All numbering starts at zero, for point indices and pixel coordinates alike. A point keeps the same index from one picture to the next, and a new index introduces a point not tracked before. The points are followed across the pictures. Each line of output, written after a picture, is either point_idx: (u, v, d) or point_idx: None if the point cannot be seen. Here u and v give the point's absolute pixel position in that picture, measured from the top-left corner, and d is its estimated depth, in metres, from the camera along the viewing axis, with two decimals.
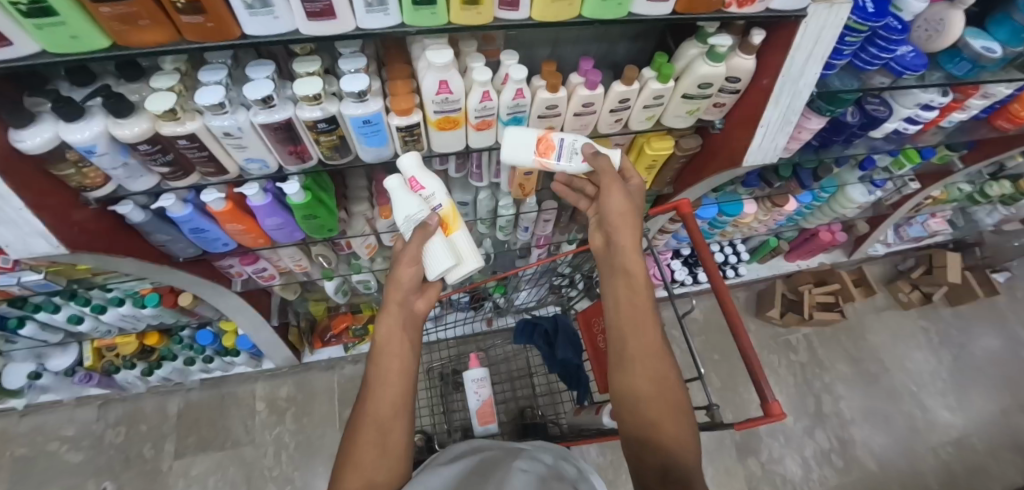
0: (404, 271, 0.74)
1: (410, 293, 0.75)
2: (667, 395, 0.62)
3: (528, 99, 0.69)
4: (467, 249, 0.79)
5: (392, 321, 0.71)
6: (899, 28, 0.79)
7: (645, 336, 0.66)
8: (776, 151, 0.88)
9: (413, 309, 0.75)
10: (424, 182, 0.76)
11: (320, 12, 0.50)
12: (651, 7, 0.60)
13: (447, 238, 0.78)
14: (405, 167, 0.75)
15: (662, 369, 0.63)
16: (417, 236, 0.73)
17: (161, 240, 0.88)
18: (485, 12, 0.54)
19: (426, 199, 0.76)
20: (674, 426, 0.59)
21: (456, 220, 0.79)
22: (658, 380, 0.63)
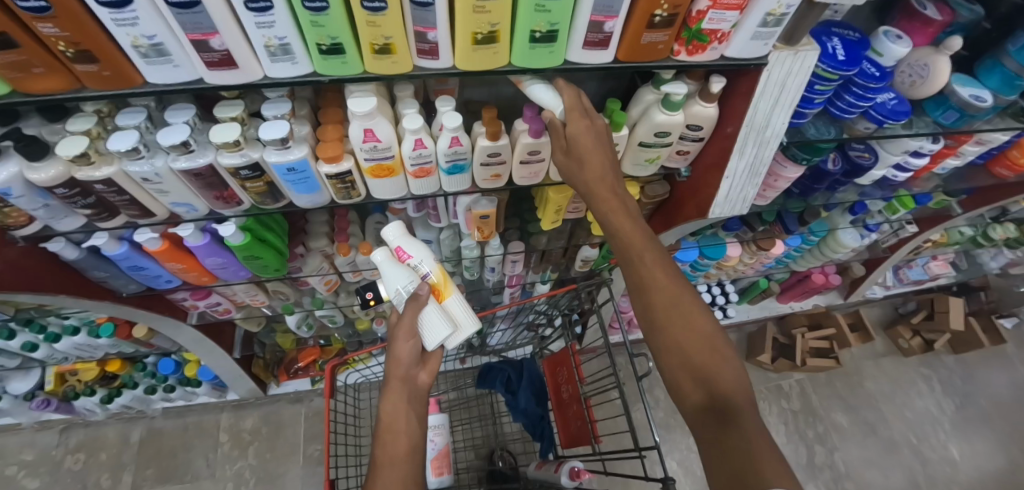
0: (401, 343, 0.70)
1: (411, 365, 0.70)
2: (707, 340, 0.55)
3: (467, 146, 0.65)
4: (462, 312, 0.76)
5: (397, 399, 0.68)
6: (876, 75, 0.73)
7: (668, 291, 0.58)
8: (745, 202, 0.83)
9: (416, 383, 0.70)
10: (411, 250, 0.76)
11: (219, 62, 0.48)
12: (588, 56, 0.56)
13: (441, 305, 0.75)
14: (392, 239, 0.77)
15: (694, 313, 0.57)
16: (411, 305, 0.71)
17: (100, 277, 0.83)
18: (403, 61, 0.51)
19: (415, 268, 0.76)
20: (725, 378, 0.52)
21: (447, 285, 0.77)
22: (693, 332, 0.56)
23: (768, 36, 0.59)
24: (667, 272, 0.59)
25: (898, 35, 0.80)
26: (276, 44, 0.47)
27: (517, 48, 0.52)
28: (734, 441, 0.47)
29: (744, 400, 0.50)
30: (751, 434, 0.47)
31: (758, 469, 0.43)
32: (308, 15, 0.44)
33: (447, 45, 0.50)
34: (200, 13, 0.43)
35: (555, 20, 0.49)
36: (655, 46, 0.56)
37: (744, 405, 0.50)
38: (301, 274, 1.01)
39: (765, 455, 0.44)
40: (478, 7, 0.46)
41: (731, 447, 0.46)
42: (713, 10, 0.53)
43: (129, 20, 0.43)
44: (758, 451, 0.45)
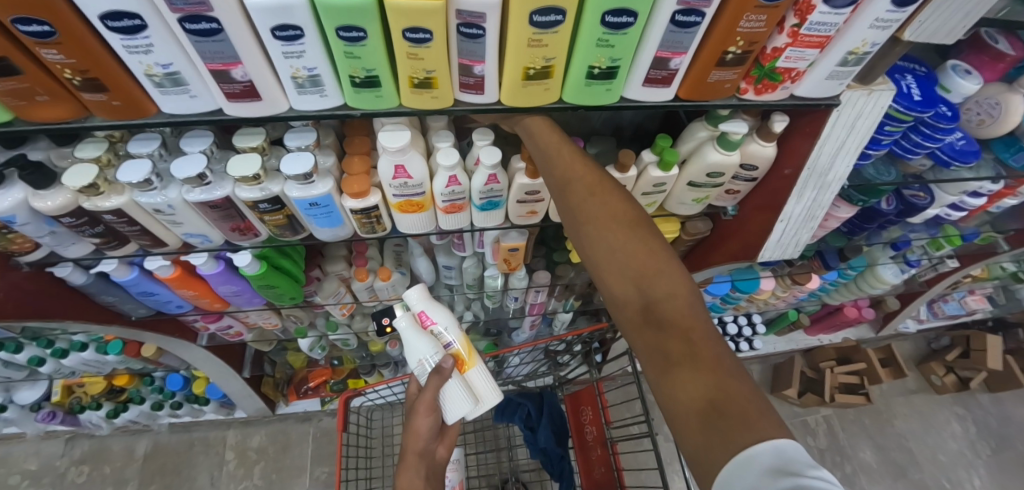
0: (421, 421, 0.72)
1: (429, 441, 0.73)
2: (650, 254, 0.47)
3: (503, 184, 0.59)
4: (485, 382, 0.76)
5: (415, 475, 0.72)
6: (950, 116, 0.67)
7: (610, 214, 0.50)
8: (797, 246, 0.77)
9: (433, 457, 0.75)
10: (434, 315, 0.75)
11: (241, 94, 0.43)
12: (647, 93, 0.50)
13: (463, 376, 0.75)
14: (414, 303, 0.75)
15: (630, 230, 0.48)
16: (433, 382, 0.70)
17: (107, 301, 0.75)
18: (444, 96, 0.46)
19: (438, 334, 0.75)
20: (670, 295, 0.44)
21: (470, 354, 0.76)
22: (631, 248, 0.47)
23: (846, 75, 0.53)
24: (599, 189, 0.51)
25: (967, 70, 0.74)
26: (304, 75, 0.42)
27: (571, 85, 0.47)
28: (690, 367, 0.39)
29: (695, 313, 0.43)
30: (708, 355, 0.40)
31: (725, 399, 0.36)
32: (342, 45, 0.39)
33: (494, 80, 0.45)
34: (222, 42, 0.38)
35: (618, 55, 0.43)
36: (722, 84, 0.50)
37: (697, 322, 0.42)
38: (317, 298, 0.96)
39: (728, 382, 0.38)
40: (533, 41, 0.40)
41: (691, 376, 0.39)
42: (792, 48, 0.47)
43: (142, 47, 0.39)
44: (719, 377, 0.38)
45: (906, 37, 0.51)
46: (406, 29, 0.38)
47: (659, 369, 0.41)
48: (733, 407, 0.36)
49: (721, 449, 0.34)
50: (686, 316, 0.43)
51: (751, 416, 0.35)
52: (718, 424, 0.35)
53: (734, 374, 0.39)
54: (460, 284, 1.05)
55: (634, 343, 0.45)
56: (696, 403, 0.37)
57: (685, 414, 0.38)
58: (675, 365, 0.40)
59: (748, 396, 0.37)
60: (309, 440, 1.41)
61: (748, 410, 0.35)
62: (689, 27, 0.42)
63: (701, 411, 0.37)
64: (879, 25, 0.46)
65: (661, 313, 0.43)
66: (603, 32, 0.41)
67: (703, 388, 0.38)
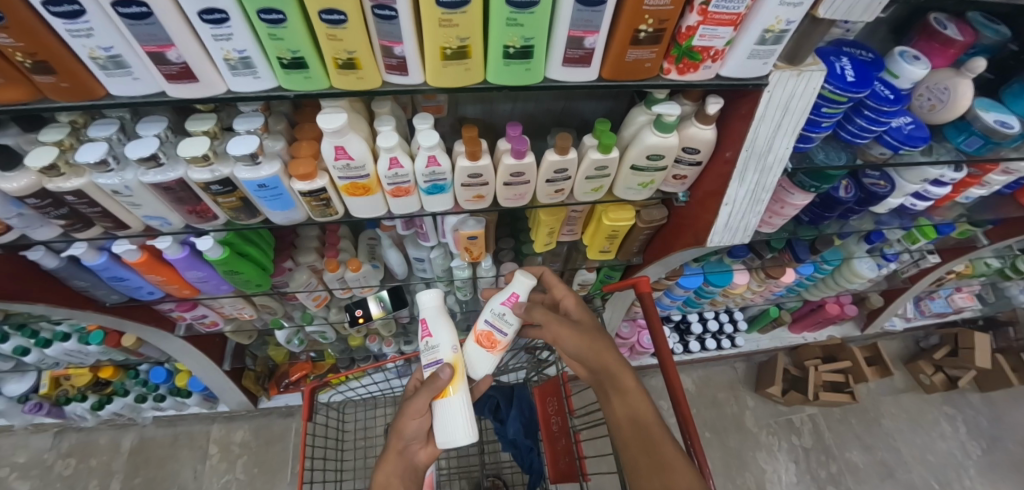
0: (409, 421, 0.76)
1: (412, 441, 0.76)
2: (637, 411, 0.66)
3: (445, 166, 0.62)
4: (462, 417, 0.77)
5: (391, 471, 0.72)
6: (890, 98, 0.69)
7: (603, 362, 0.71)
8: (747, 231, 0.78)
9: (414, 460, 0.76)
10: (434, 329, 0.83)
11: (178, 75, 0.47)
12: (570, 73, 0.52)
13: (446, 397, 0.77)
14: (424, 308, 0.84)
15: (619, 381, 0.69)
16: (424, 388, 0.75)
17: (80, 286, 0.78)
18: (371, 76, 0.49)
19: (430, 348, 0.82)
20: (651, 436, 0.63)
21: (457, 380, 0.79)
22: (632, 400, 0.67)
23: (767, 55, 0.55)
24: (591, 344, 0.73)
25: (916, 56, 0.75)
26: (235, 57, 0.45)
27: (491, 64, 0.49)
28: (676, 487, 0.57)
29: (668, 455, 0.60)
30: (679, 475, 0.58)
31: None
32: (265, 28, 0.42)
33: (416, 60, 0.48)
34: (153, 25, 0.41)
35: (530, 34, 0.46)
36: (642, 63, 0.53)
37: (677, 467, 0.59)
38: (288, 288, 0.97)
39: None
40: (444, 20, 0.43)
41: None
42: (704, 26, 0.50)
43: (83, 31, 0.42)
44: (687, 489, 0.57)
45: (821, 14, 0.53)
46: (321, 10, 0.41)
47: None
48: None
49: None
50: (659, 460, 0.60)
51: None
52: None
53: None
54: (433, 276, 1.07)
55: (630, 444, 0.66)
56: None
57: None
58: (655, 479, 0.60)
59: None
60: (291, 435, 1.43)
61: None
62: (595, 6, 0.45)
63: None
64: (789, 2, 0.49)
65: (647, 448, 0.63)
66: (511, 11, 0.43)
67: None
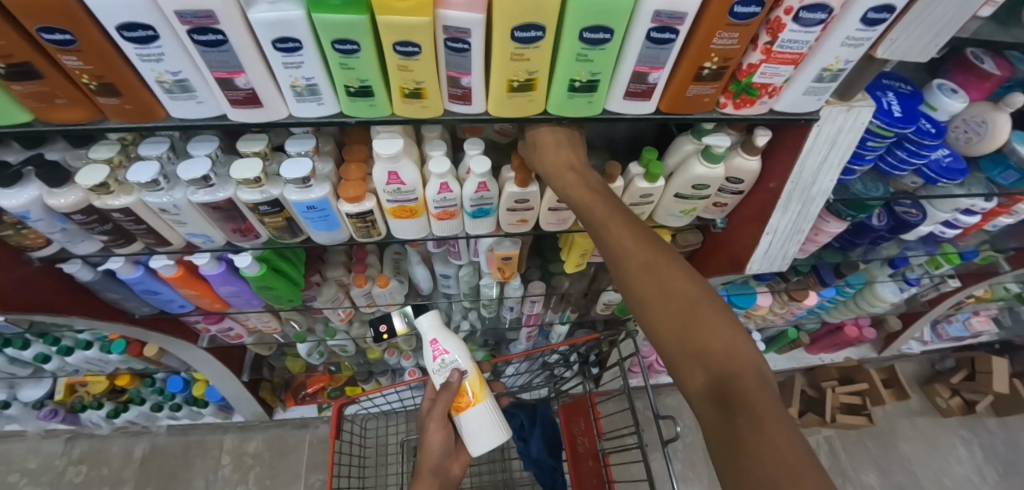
0: (434, 436, 0.73)
1: (443, 457, 0.73)
2: (686, 299, 0.46)
3: (494, 192, 0.61)
4: (488, 424, 0.74)
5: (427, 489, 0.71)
6: (933, 132, 0.69)
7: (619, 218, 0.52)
8: (786, 259, 0.78)
9: (448, 474, 0.74)
10: (446, 345, 0.74)
11: (244, 101, 0.47)
12: (629, 106, 0.52)
13: (473, 409, 0.73)
14: (428, 329, 0.75)
15: (642, 243, 0.50)
16: (442, 398, 0.71)
17: (112, 298, 0.77)
18: (434, 106, 0.48)
19: (447, 365, 0.74)
20: (705, 332, 0.44)
21: (481, 388, 0.74)
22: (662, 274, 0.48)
23: (823, 91, 0.55)
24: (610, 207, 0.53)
25: (953, 89, 0.76)
26: (303, 85, 0.45)
27: (554, 97, 0.49)
28: (754, 422, 0.37)
29: (743, 365, 0.42)
30: (763, 406, 0.38)
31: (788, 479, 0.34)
32: (338, 57, 0.42)
33: (481, 91, 0.48)
34: (227, 52, 0.41)
35: (597, 70, 0.46)
36: (701, 98, 0.53)
37: (761, 393, 0.39)
38: (316, 303, 0.96)
39: (767, 433, 0.36)
40: (516, 55, 0.43)
41: (727, 428, 0.39)
42: (766, 64, 0.50)
43: (155, 56, 0.42)
44: (777, 428, 0.37)
45: (880, 54, 0.53)
46: (397, 43, 0.41)
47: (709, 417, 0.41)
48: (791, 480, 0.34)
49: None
50: (730, 378, 0.41)
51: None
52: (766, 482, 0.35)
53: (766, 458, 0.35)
54: (457, 293, 1.06)
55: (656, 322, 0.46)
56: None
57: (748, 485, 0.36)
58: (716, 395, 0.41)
59: (786, 451, 0.35)
60: (305, 447, 1.41)
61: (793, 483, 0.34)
62: (665, 44, 0.45)
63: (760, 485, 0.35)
64: (851, 42, 0.49)
65: (700, 347, 0.43)
66: (582, 48, 0.44)
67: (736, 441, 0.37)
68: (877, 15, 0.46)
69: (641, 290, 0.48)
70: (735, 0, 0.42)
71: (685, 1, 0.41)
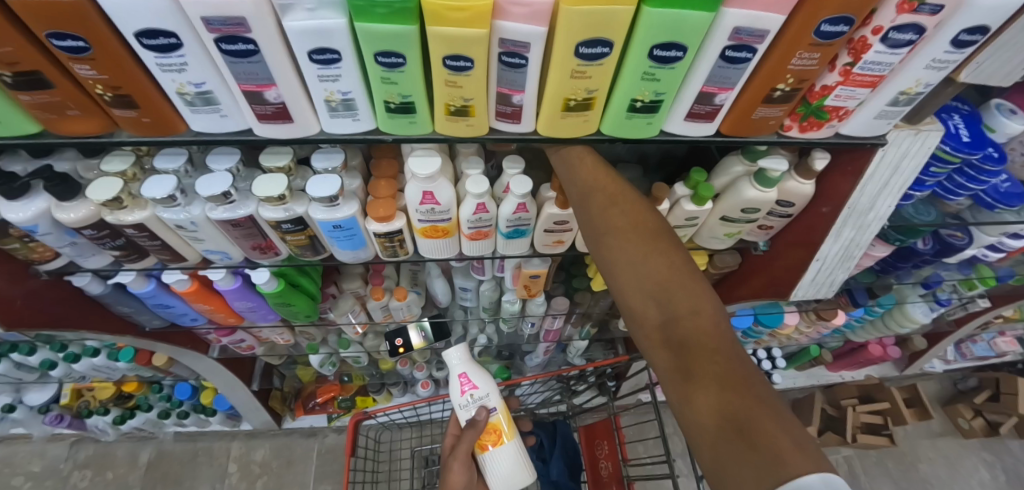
0: (456, 472, 0.69)
1: None
2: (648, 239, 0.46)
3: (532, 213, 0.57)
4: (513, 464, 0.73)
5: None
6: (997, 158, 0.64)
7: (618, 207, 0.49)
8: (832, 286, 0.74)
9: None
10: (477, 380, 0.74)
11: (273, 115, 0.42)
12: (689, 128, 0.48)
13: (500, 447, 0.72)
14: (459, 362, 0.75)
15: (640, 229, 0.46)
16: (469, 433, 0.70)
17: (123, 311, 0.73)
18: (480, 124, 0.44)
19: (475, 401, 0.73)
20: (665, 270, 0.43)
21: (510, 427, 0.74)
22: (657, 262, 0.44)
23: (896, 115, 0.51)
24: (617, 199, 0.49)
25: (1013, 109, 0.71)
26: (339, 99, 0.41)
27: (610, 117, 0.45)
28: (708, 356, 0.37)
29: (700, 302, 0.41)
30: (719, 343, 0.38)
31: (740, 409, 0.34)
32: (379, 71, 0.38)
33: (532, 110, 0.44)
34: (257, 63, 0.37)
35: (662, 89, 0.42)
36: (767, 121, 0.49)
37: (717, 331, 0.39)
38: (331, 315, 0.93)
39: (720, 366, 0.37)
40: (577, 72, 0.39)
41: (681, 360, 0.38)
42: (842, 86, 0.46)
43: (176, 66, 0.38)
44: (732, 363, 0.37)
45: (962, 77, 0.49)
46: (446, 57, 0.37)
47: (661, 353, 0.40)
48: (744, 411, 0.34)
49: (761, 477, 0.30)
50: (685, 313, 0.40)
51: (782, 446, 0.31)
52: (718, 409, 0.34)
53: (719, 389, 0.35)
54: (476, 306, 1.02)
55: (643, 314, 0.43)
56: (713, 428, 0.34)
57: (701, 418, 0.35)
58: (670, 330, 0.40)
59: (737, 384, 0.35)
60: (313, 457, 1.37)
61: (742, 410, 0.34)
62: (739, 63, 0.41)
63: (713, 416, 0.34)
64: (936, 65, 0.45)
65: (658, 283, 0.43)
66: (650, 66, 0.39)
67: (690, 374, 0.37)
68: (971, 37, 0.42)
69: (604, 232, 0.48)
70: (823, 18, 0.37)
71: (771, 17, 0.37)
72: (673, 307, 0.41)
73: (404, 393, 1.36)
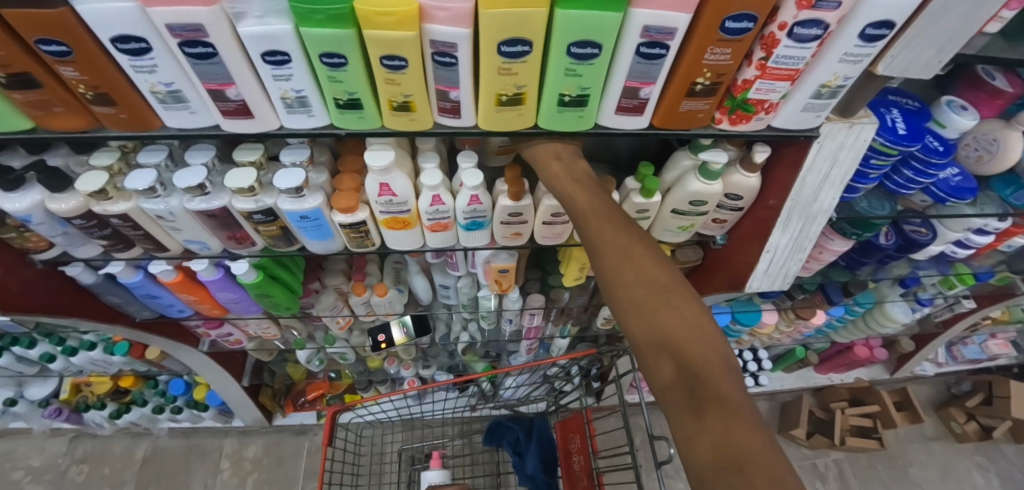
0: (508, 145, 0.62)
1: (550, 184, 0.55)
2: (600, 216, 0.49)
3: (486, 204, 0.61)
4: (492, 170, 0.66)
5: None
6: (941, 150, 0.67)
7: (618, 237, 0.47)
8: (788, 278, 0.77)
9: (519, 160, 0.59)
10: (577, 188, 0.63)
11: (235, 111, 0.47)
12: (621, 121, 0.52)
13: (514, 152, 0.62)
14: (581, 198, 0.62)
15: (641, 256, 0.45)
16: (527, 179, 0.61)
17: (113, 301, 0.78)
18: (423, 118, 0.49)
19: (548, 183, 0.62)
20: (700, 364, 0.37)
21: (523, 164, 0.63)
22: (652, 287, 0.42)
23: (822, 108, 0.54)
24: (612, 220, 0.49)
25: (963, 106, 0.73)
26: (293, 96, 0.46)
27: (544, 111, 0.49)
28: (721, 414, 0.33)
29: (702, 324, 0.39)
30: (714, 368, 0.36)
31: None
32: (326, 70, 0.43)
33: (470, 105, 0.48)
34: (217, 64, 0.42)
35: (587, 84, 0.46)
36: (694, 113, 0.52)
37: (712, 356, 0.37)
38: (314, 310, 0.96)
39: (729, 386, 0.35)
40: (503, 69, 0.43)
41: (684, 380, 0.36)
42: (761, 80, 0.49)
43: (147, 67, 0.42)
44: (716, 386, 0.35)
45: (880, 70, 0.52)
46: (383, 57, 0.41)
47: (653, 356, 0.39)
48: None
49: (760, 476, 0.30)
50: (700, 340, 0.38)
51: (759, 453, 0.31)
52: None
53: (750, 411, 0.34)
54: (457, 303, 1.05)
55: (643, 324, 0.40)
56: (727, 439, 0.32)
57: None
58: (698, 438, 0.33)
59: (730, 377, 0.36)
60: (303, 453, 1.40)
61: (748, 439, 0.32)
62: (655, 59, 0.45)
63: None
64: (848, 59, 0.48)
65: (667, 332, 0.39)
66: (571, 62, 0.43)
67: (693, 386, 0.35)
68: (877, 31, 0.45)
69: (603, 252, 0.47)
70: (725, 15, 0.41)
71: (674, 16, 0.40)
72: (685, 345, 0.38)
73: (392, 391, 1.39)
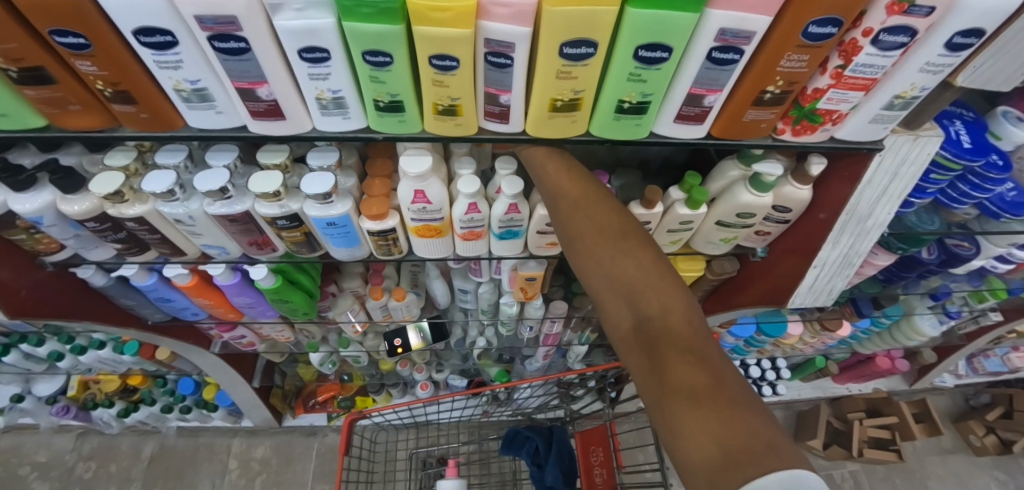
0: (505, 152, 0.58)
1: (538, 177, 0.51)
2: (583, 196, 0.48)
3: (524, 214, 0.58)
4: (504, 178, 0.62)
5: None
6: (1002, 166, 0.62)
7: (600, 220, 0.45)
8: (834, 292, 0.75)
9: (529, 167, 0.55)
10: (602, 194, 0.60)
11: (266, 112, 0.44)
12: (677, 129, 0.49)
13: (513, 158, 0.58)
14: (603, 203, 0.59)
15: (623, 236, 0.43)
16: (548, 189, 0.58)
17: (126, 304, 0.75)
18: (468, 123, 0.45)
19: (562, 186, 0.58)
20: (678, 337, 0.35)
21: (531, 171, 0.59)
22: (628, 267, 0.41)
23: (891, 119, 0.50)
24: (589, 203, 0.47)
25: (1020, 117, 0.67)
26: (329, 97, 0.42)
27: (598, 118, 0.45)
28: (679, 357, 0.33)
29: (660, 273, 0.40)
30: (694, 342, 0.35)
31: (742, 441, 0.28)
32: (368, 70, 0.39)
33: (520, 110, 0.44)
34: (249, 61, 0.38)
35: (649, 91, 0.42)
36: (757, 123, 0.48)
37: (690, 328, 0.36)
38: (330, 314, 0.93)
39: (684, 328, 0.36)
40: (563, 73, 0.39)
41: (641, 330, 0.37)
42: (834, 89, 0.46)
43: (172, 63, 0.39)
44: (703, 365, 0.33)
45: (959, 81, 0.48)
46: (433, 56, 0.37)
47: (614, 309, 0.40)
48: (740, 441, 0.28)
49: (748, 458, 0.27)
50: (657, 288, 0.38)
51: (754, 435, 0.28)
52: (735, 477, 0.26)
53: (738, 389, 0.31)
54: (475, 308, 1.01)
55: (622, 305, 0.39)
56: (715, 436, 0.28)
57: (701, 461, 0.28)
58: (685, 431, 0.30)
59: (688, 324, 0.36)
60: (312, 455, 1.38)
61: (734, 417, 0.29)
62: (727, 64, 0.41)
63: (700, 438, 0.29)
64: (929, 69, 0.44)
65: (627, 284, 0.40)
66: (635, 67, 0.40)
67: (646, 335, 0.36)
68: (964, 40, 0.41)
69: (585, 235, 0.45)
70: (808, 20, 0.37)
71: (754, 19, 0.36)
72: (664, 321, 0.36)
73: (403, 394, 1.36)
